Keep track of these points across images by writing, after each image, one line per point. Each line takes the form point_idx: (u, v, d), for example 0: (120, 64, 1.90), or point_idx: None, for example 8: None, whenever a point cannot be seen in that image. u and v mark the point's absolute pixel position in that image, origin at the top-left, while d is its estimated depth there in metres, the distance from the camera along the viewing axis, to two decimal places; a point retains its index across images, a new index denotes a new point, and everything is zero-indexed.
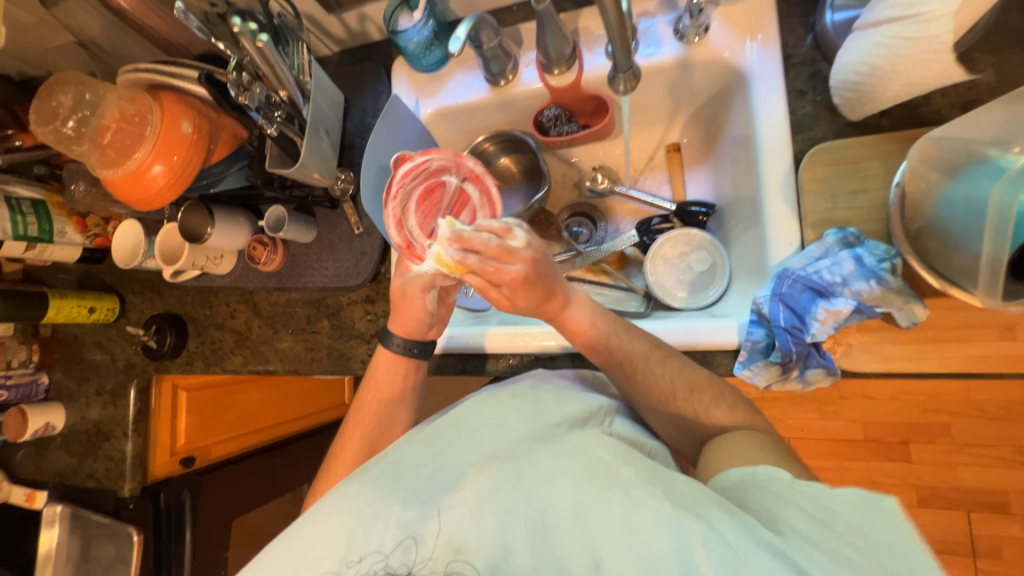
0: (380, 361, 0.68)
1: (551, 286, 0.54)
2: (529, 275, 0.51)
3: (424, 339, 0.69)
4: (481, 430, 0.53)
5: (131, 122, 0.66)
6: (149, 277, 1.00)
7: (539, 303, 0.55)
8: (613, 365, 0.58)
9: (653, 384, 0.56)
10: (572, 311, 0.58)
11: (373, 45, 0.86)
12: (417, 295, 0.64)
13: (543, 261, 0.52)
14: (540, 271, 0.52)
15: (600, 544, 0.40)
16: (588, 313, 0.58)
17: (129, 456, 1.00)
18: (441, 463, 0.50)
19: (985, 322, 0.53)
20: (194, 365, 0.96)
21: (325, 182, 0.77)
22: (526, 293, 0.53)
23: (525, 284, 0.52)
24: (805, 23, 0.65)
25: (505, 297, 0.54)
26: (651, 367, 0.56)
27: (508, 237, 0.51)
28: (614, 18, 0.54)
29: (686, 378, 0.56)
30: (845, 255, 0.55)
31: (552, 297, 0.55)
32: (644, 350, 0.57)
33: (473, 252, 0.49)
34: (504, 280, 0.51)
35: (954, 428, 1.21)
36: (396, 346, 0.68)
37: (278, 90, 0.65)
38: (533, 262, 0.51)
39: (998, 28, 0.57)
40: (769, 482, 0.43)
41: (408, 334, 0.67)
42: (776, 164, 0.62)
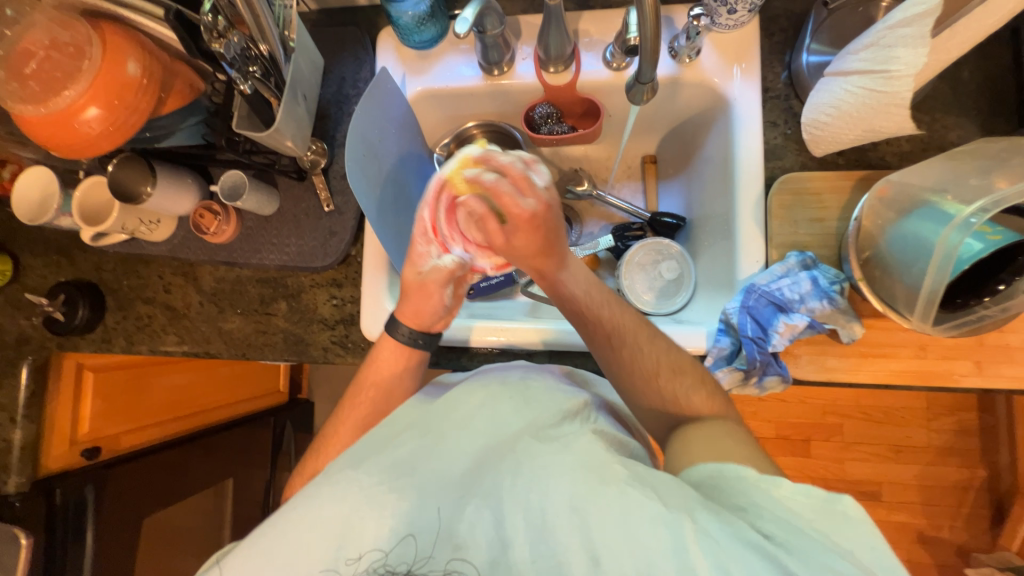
0: (382, 345, 0.64)
1: (552, 240, 0.54)
2: (537, 218, 0.52)
3: (429, 331, 0.65)
4: (473, 420, 0.53)
5: (63, 52, 0.55)
6: (57, 238, 0.85)
7: (534, 254, 0.55)
8: (600, 336, 0.59)
9: (639, 360, 0.58)
10: (566, 276, 0.58)
11: (357, 10, 0.80)
12: (434, 287, 0.61)
13: (556, 210, 0.54)
14: (548, 219, 0.53)
15: (597, 538, 0.43)
16: (579, 280, 0.58)
17: (17, 445, 0.86)
18: (431, 458, 0.50)
19: (904, 342, 0.62)
20: (113, 344, 0.83)
21: (298, 152, 0.71)
22: (527, 236, 0.53)
23: (530, 226, 0.52)
24: (782, 61, 0.71)
25: (501, 236, 0.54)
26: (638, 345, 0.58)
27: (532, 170, 0.53)
28: (650, 27, 0.52)
29: (670, 360, 0.58)
30: (804, 275, 0.62)
31: (551, 254, 0.55)
32: (633, 325, 0.59)
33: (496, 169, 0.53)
34: (511, 214, 0.52)
35: (845, 428, 1.42)
36: (402, 336, 0.64)
37: (257, 43, 0.58)
38: (547, 206, 0.52)
39: (934, 92, 0.66)
40: (737, 479, 0.46)
41: (418, 326, 0.64)
42: (750, 186, 0.67)
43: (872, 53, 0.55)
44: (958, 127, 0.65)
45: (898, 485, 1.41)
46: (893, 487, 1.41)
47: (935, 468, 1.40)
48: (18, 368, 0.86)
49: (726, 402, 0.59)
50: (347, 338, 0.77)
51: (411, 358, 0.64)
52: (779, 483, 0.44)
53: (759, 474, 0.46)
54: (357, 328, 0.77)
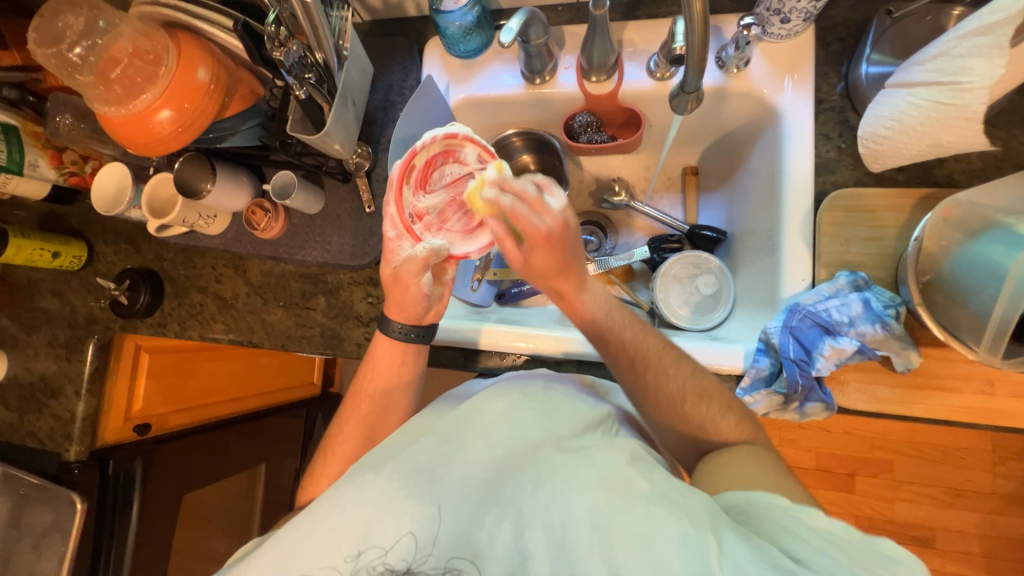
0: (378, 347, 0.66)
1: (571, 261, 0.56)
2: (554, 237, 0.54)
3: (422, 323, 0.66)
4: (491, 430, 0.53)
5: (144, 59, 0.60)
6: (126, 228, 0.93)
7: (550, 275, 0.57)
8: (623, 361, 0.59)
9: (664, 385, 0.57)
10: (586, 298, 0.59)
11: (406, 20, 0.83)
12: (411, 277, 0.62)
13: (573, 231, 0.55)
14: (565, 240, 0.55)
15: (617, 553, 0.42)
16: (598, 301, 0.59)
17: (79, 417, 0.93)
18: (448, 463, 0.50)
19: (967, 376, 0.57)
20: (168, 328, 0.89)
21: (344, 155, 0.74)
22: (546, 254, 0.55)
23: (547, 245, 0.54)
24: (838, 72, 0.68)
25: (522, 255, 0.56)
26: (663, 369, 0.57)
27: (547, 193, 0.55)
28: (697, 37, 0.51)
29: (695, 385, 0.58)
30: (854, 296, 0.58)
31: (567, 275, 0.57)
32: (657, 349, 0.59)
33: (511, 192, 0.54)
34: (527, 232, 0.54)
35: (896, 466, 1.32)
36: (395, 333, 0.65)
37: (313, 51, 0.62)
38: (563, 226, 0.54)
39: (1010, 107, 0.61)
40: (767, 506, 0.45)
41: (408, 320, 0.65)
42: (798, 201, 0.64)
43: (942, 64, 0.51)
44: None
45: (955, 532, 1.29)
46: (949, 534, 1.29)
47: (1000, 518, 1.27)
48: (85, 345, 0.94)
49: (754, 429, 0.58)
50: None
51: (411, 352, 0.66)
52: (811, 512, 0.43)
53: (788, 502, 0.45)
54: None
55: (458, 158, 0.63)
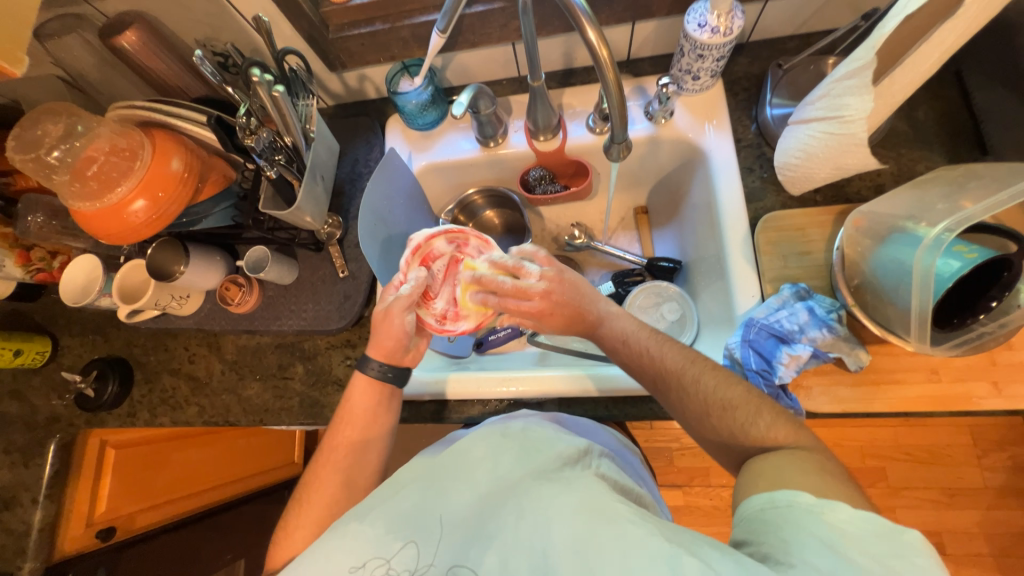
0: (357, 389, 0.64)
1: (580, 306, 0.61)
2: (548, 306, 0.60)
3: (400, 364, 0.65)
4: (476, 470, 0.57)
5: (120, 156, 0.64)
6: (95, 319, 0.92)
7: (572, 325, 0.62)
8: (648, 380, 0.60)
9: (688, 398, 0.57)
10: (611, 325, 0.62)
11: (368, 102, 0.91)
12: (396, 316, 0.61)
13: (565, 284, 0.61)
14: (559, 301, 0.60)
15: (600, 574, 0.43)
16: (625, 321, 0.62)
17: (36, 527, 0.87)
18: (436, 503, 0.54)
19: (914, 367, 0.62)
20: (137, 417, 0.86)
21: (315, 225, 0.78)
22: (555, 316, 0.61)
23: (550, 310, 0.60)
24: (749, 115, 0.78)
25: (534, 323, 0.64)
26: (688, 382, 0.57)
27: (522, 271, 0.62)
28: (616, 99, 0.59)
29: (727, 392, 0.56)
30: (800, 306, 0.63)
31: (584, 318, 0.62)
32: (682, 362, 0.58)
33: (494, 288, 0.61)
34: (524, 312, 0.61)
35: (889, 472, 1.33)
36: (373, 371, 0.63)
37: (282, 135, 0.67)
38: (553, 288, 0.60)
39: (894, 131, 0.72)
40: (790, 510, 0.45)
41: (390, 360, 0.64)
42: (735, 227, 0.71)
43: (826, 103, 0.61)
44: (924, 160, 0.70)
45: (960, 534, 1.29)
46: (956, 537, 1.29)
47: (998, 513, 1.28)
48: (45, 447, 0.89)
49: (790, 429, 0.53)
50: None
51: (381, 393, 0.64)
52: (834, 508, 0.43)
53: (814, 499, 0.45)
54: None
55: (435, 255, 0.66)
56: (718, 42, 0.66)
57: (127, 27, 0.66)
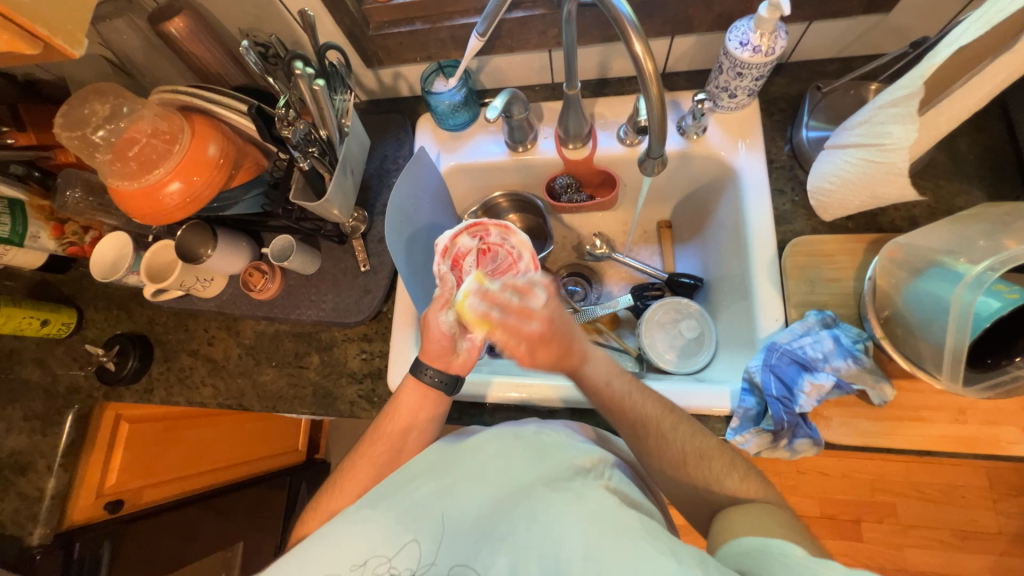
0: (406, 388, 0.64)
1: (568, 345, 0.60)
2: (545, 333, 0.58)
3: (450, 371, 0.65)
4: (486, 470, 0.57)
5: (160, 139, 0.65)
6: (120, 294, 0.94)
7: (558, 360, 0.60)
8: (626, 425, 0.61)
9: (665, 447, 0.59)
10: (589, 368, 0.62)
11: (400, 99, 0.92)
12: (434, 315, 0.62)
13: (559, 320, 0.59)
14: (555, 330, 0.58)
15: None
16: (602, 366, 0.62)
17: (49, 495, 0.88)
18: (446, 501, 0.55)
19: (940, 405, 0.60)
20: (154, 394, 0.88)
21: (341, 219, 0.79)
22: (545, 350, 0.58)
23: (542, 342, 0.58)
24: (783, 136, 0.77)
25: (525, 354, 0.59)
26: (665, 433, 0.59)
27: (529, 295, 0.59)
28: (658, 112, 0.58)
29: (696, 445, 0.59)
30: (825, 334, 0.62)
31: (568, 356, 0.60)
32: (657, 413, 0.60)
33: (498, 303, 0.57)
34: (524, 336, 0.57)
35: (899, 508, 1.30)
36: (427, 377, 0.64)
37: (318, 128, 0.68)
38: (551, 321, 0.58)
39: (933, 162, 0.70)
40: (782, 556, 0.47)
41: (440, 365, 0.64)
42: (763, 249, 0.70)
43: (865, 130, 0.60)
44: (962, 194, 0.68)
45: None
46: None
47: (1011, 560, 1.24)
48: (63, 416, 0.91)
49: (759, 485, 0.58)
50: (373, 392, 0.79)
51: (432, 400, 0.65)
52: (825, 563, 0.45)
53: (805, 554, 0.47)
54: (383, 382, 0.79)
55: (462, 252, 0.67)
56: (759, 62, 0.65)
57: (177, 14, 0.68)
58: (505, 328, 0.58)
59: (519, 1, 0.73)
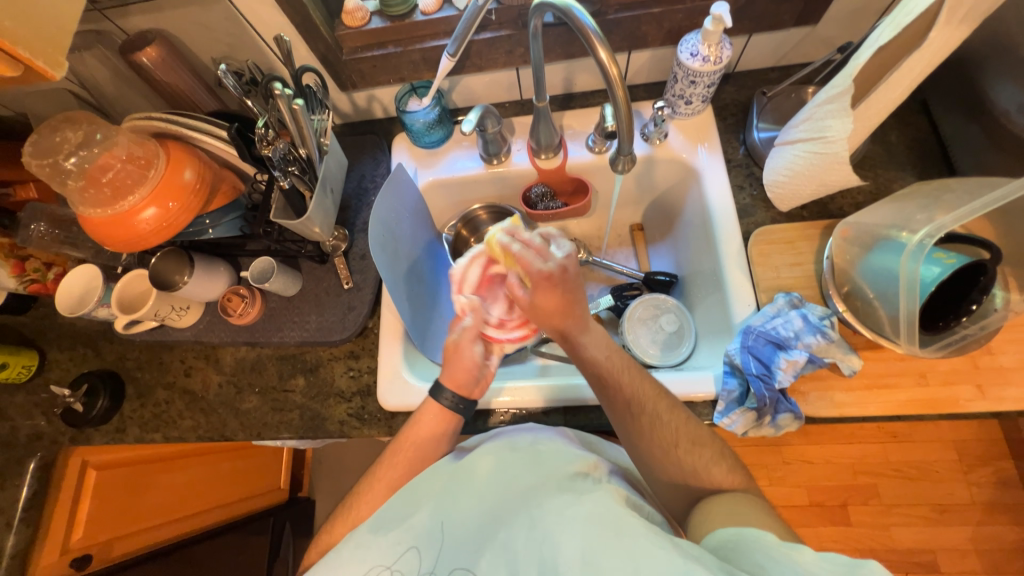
0: (423, 414, 0.61)
1: (573, 301, 0.53)
2: (559, 277, 0.51)
3: (469, 395, 0.62)
4: (485, 485, 0.59)
5: (135, 164, 0.65)
6: (88, 331, 0.90)
7: (558, 312, 0.53)
8: (632, 428, 0.60)
9: (659, 428, 0.59)
10: (587, 339, 0.57)
11: (375, 121, 0.95)
12: (467, 344, 0.59)
13: (574, 275, 0.52)
14: (569, 278, 0.52)
15: None
16: (599, 344, 0.58)
17: (7, 553, 0.83)
18: (446, 519, 0.57)
19: (904, 371, 0.64)
20: (127, 433, 0.83)
21: (322, 237, 0.80)
22: (547, 293, 0.52)
23: (549, 286, 0.51)
24: (737, 138, 0.83)
25: (528, 299, 0.54)
26: (658, 413, 0.59)
27: (554, 245, 0.53)
28: (624, 113, 0.62)
29: (688, 432, 0.60)
30: (794, 313, 0.66)
31: (569, 316, 0.55)
32: (653, 394, 0.60)
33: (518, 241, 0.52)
34: (531, 276, 0.51)
35: (881, 488, 1.35)
36: (446, 400, 0.60)
37: (297, 147, 0.69)
38: (565, 270, 0.51)
39: (870, 153, 0.77)
40: (756, 543, 0.49)
41: (459, 388, 0.60)
42: (730, 240, 0.75)
43: (808, 125, 0.66)
44: (898, 180, 0.75)
45: (953, 552, 1.30)
46: (948, 555, 1.30)
47: (987, 529, 1.30)
48: (24, 466, 0.85)
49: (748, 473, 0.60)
50: (363, 410, 0.78)
51: (451, 424, 0.61)
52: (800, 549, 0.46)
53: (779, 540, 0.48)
54: (373, 398, 0.78)
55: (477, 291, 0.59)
56: (709, 70, 0.71)
57: (149, 43, 0.69)
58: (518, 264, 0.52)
59: (486, 23, 0.77)
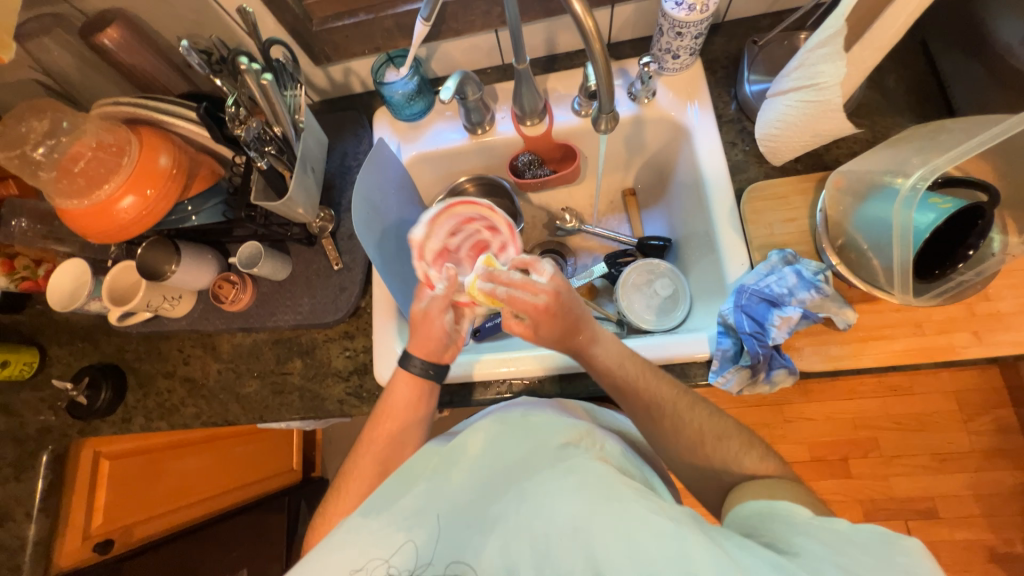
0: (397, 384, 0.65)
1: (575, 322, 0.59)
2: (552, 307, 0.57)
3: (440, 361, 0.66)
4: (476, 459, 0.58)
5: (107, 152, 0.63)
6: (84, 326, 0.91)
7: (562, 338, 0.59)
8: (631, 398, 0.61)
9: (660, 403, 0.61)
10: (598, 349, 0.62)
11: (354, 96, 0.92)
12: (436, 316, 0.62)
13: (567, 295, 0.58)
14: (563, 304, 0.58)
15: (601, 550, 0.45)
16: (612, 349, 0.62)
17: (31, 542, 0.85)
18: (440, 496, 0.55)
19: (900, 322, 0.64)
20: (133, 422, 0.85)
21: (307, 218, 0.78)
22: (548, 324, 0.58)
23: (547, 315, 0.57)
24: (728, 92, 0.80)
25: (530, 329, 0.59)
26: (657, 389, 0.61)
27: (536, 271, 0.58)
28: (602, 69, 0.59)
29: (687, 400, 0.62)
30: (788, 270, 0.65)
31: (576, 333, 0.60)
32: (655, 379, 0.62)
33: (504, 283, 0.56)
34: (526, 311, 0.57)
35: (881, 441, 1.36)
36: (415, 368, 0.64)
37: (272, 126, 0.67)
38: (557, 295, 0.57)
39: (867, 100, 0.74)
40: (785, 517, 0.48)
41: (429, 357, 0.64)
42: (722, 199, 0.73)
43: (801, 73, 0.63)
44: (896, 127, 0.72)
45: (953, 498, 1.33)
46: (948, 501, 1.33)
47: (987, 475, 1.32)
48: (37, 459, 0.87)
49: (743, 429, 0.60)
50: (361, 388, 0.79)
51: (424, 389, 0.65)
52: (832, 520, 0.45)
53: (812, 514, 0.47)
54: (370, 376, 0.79)
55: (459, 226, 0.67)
56: (696, 19, 0.68)
57: (109, 24, 0.66)
58: (509, 304, 0.57)
59: None
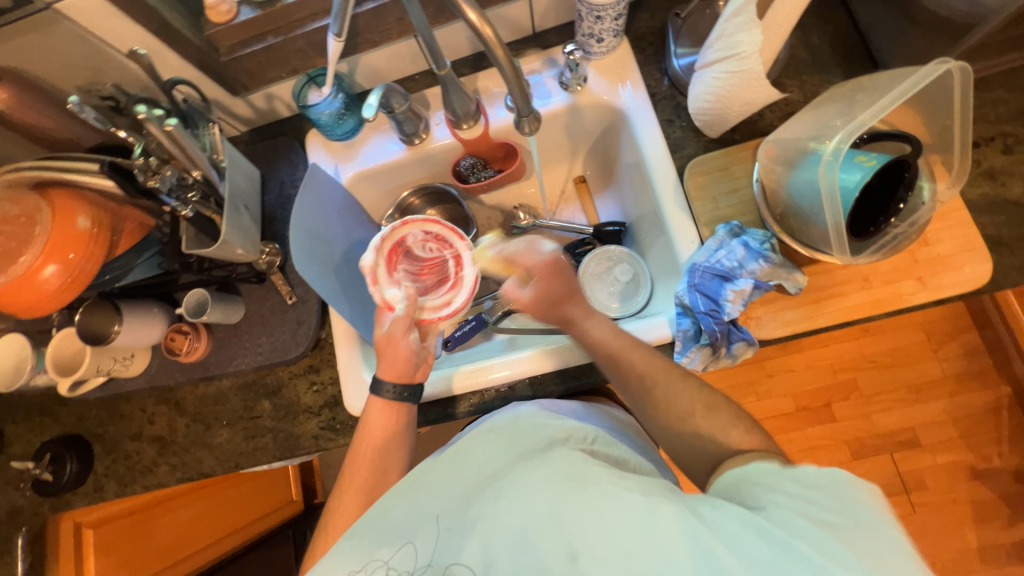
0: (369, 408, 0.65)
1: (573, 287, 0.66)
2: (551, 268, 0.66)
3: (413, 381, 0.66)
4: (461, 462, 0.57)
5: (16, 223, 0.61)
6: (39, 399, 0.87)
7: (559, 300, 0.66)
8: (633, 380, 0.62)
9: (673, 400, 0.59)
10: (592, 323, 0.65)
11: (283, 120, 0.88)
12: (400, 337, 0.64)
13: (564, 266, 0.66)
14: (561, 267, 0.66)
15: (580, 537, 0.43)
16: (605, 326, 0.65)
17: None
18: (427, 502, 0.53)
19: (848, 278, 0.65)
20: (105, 491, 0.82)
21: (250, 256, 0.76)
22: (548, 281, 0.65)
23: (550, 271, 0.65)
24: (659, 69, 0.79)
25: (530, 294, 0.66)
26: (669, 385, 0.60)
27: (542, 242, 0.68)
28: (510, 73, 0.58)
29: (704, 398, 0.59)
30: (736, 243, 0.65)
31: (572, 298, 0.66)
32: (663, 367, 0.61)
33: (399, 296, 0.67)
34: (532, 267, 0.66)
35: (859, 381, 1.41)
36: (388, 394, 0.65)
37: (189, 171, 0.64)
38: (556, 259, 0.66)
39: (794, 59, 0.74)
40: (756, 474, 0.49)
41: (401, 379, 0.65)
42: (664, 179, 0.73)
43: (722, 43, 0.62)
44: (824, 83, 0.73)
45: (931, 425, 1.38)
46: (927, 429, 1.38)
47: (960, 398, 1.38)
48: (12, 542, 0.84)
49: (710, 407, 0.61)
50: (334, 421, 0.77)
51: (401, 415, 0.65)
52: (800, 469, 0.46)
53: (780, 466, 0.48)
54: (342, 407, 0.78)
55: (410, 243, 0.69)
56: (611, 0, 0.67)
57: None
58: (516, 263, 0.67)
59: None
